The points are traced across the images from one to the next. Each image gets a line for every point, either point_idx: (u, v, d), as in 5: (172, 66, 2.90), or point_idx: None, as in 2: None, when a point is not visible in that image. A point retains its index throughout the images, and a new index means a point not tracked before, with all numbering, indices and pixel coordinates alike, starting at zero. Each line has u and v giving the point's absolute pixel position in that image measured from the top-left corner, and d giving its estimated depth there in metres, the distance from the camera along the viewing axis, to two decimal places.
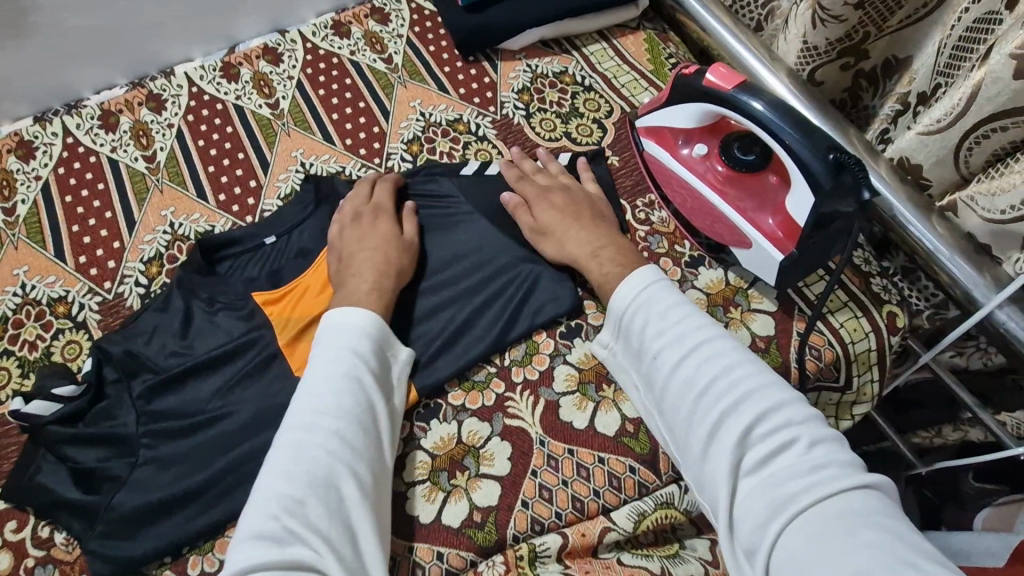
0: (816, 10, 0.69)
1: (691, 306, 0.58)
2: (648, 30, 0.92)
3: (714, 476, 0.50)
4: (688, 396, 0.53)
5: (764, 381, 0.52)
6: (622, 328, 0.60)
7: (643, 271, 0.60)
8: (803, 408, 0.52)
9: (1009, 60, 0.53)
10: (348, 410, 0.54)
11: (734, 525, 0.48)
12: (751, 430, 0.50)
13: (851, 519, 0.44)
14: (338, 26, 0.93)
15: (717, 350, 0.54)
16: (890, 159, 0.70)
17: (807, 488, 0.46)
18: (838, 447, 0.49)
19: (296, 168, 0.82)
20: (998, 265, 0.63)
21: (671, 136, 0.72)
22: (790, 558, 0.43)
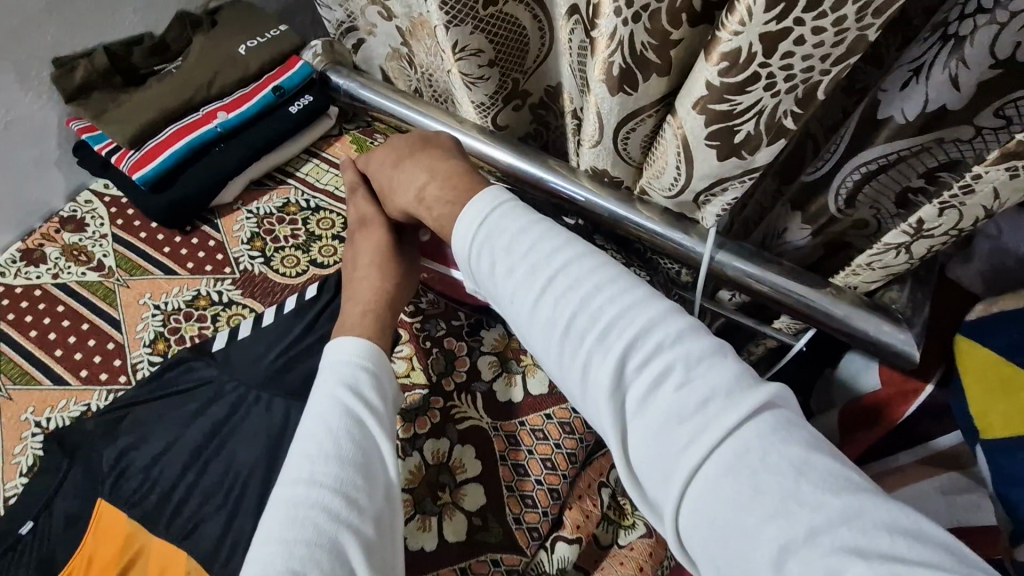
0: (463, 79, 0.75)
1: (540, 228, 0.54)
2: (352, 130, 0.94)
3: (598, 410, 0.49)
4: (554, 336, 0.51)
5: (631, 299, 0.50)
6: (474, 270, 0.56)
7: (479, 204, 0.56)
8: (679, 319, 0.49)
9: (602, 84, 0.58)
10: (347, 467, 0.54)
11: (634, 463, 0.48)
12: (627, 362, 0.48)
13: (747, 450, 0.44)
14: (28, 254, 0.84)
15: (575, 276, 0.51)
16: (586, 171, 0.78)
17: (694, 411, 0.45)
18: (721, 356, 0.48)
19: (32, 431, 0.72)
20: (696, 223, 0.72)
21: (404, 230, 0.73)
22: (688, 497, 0.44)
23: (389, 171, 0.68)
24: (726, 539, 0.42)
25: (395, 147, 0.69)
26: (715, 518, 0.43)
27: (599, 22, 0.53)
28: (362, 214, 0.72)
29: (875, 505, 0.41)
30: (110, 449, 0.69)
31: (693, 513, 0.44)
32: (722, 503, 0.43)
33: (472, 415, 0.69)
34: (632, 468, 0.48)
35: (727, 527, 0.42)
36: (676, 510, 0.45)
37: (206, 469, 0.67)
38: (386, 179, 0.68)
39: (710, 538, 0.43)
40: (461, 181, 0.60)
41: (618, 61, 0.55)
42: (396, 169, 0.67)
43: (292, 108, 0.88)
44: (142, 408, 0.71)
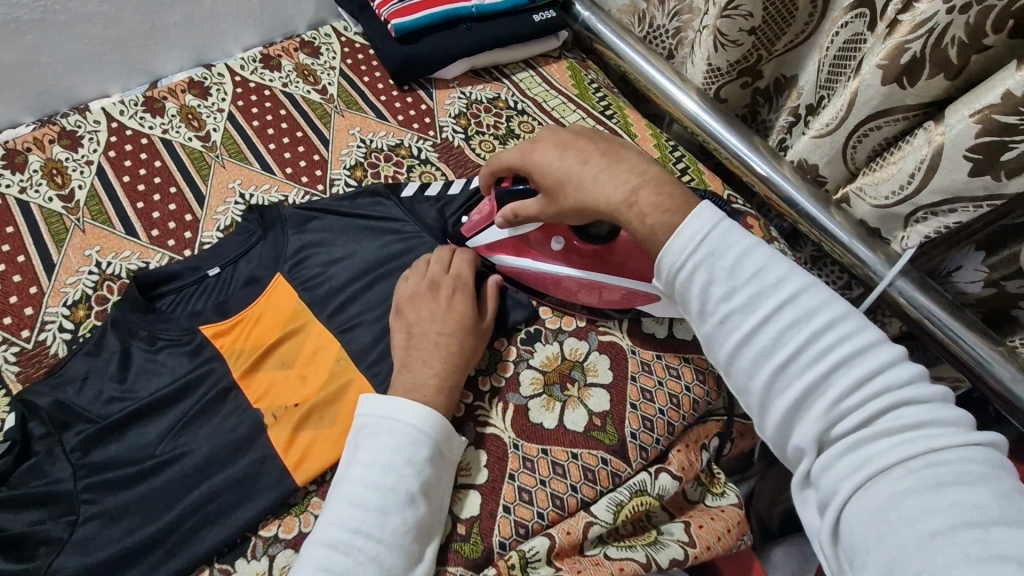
0: (716, 36, 0.78)
1: (765, 254, 0.52)
2: (570, 59, 1.00)
3: (795, 438, 0.49)
4: (761, 363, 0.50)
5: (860, 338, 0.48)
6: (679, 289, 0.54)
7: (704, 215, 0.53)
8: (900, 364, 0.47)
9: (876, 70, 0.61)
10: (389, 535, 0.53)
11: (817, 474, 0.47)
12: (861, 403, 0.46)
13: (931, 482, 0.42)
14: (267, 60, 0.93)
15: (808, 307, 0.49)
16: (791, 162, 0.79)
17: (908, 447, 0.43)
18: (943, 406, 0.46)
19: (235, 200, 0.79)
20: (887, 245, 0.73)
21: (522, 243, 0.71)
22: (861, 510, 0.43)
23: (572, 167, 0.62)
24: (899, 545, 0.40)
25: (575, 144, 0.63)
26: (889, 535, 0.41)
27: (916, 5, 0.57)
28: (454, 272, 0.68)
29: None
30: (297, 238, 0.74)
31: (863, 520, 0.43)
32: (899, 521, 0.41)
33: (615, 333, 0.72)
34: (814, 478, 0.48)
35: (901, 546, 0.40)
36: (842, 525, 0.44)
37: (374, 284, 0.71)
38: (568, 175, 0.61)
39: (874, 552, 0.41)
40: (676, 193, 0.57)
41: (914, 48, 0.58)
42: (586, 169, 0.61)
43: (535, 16, 0.94)
44: (331, 216, 0.77)
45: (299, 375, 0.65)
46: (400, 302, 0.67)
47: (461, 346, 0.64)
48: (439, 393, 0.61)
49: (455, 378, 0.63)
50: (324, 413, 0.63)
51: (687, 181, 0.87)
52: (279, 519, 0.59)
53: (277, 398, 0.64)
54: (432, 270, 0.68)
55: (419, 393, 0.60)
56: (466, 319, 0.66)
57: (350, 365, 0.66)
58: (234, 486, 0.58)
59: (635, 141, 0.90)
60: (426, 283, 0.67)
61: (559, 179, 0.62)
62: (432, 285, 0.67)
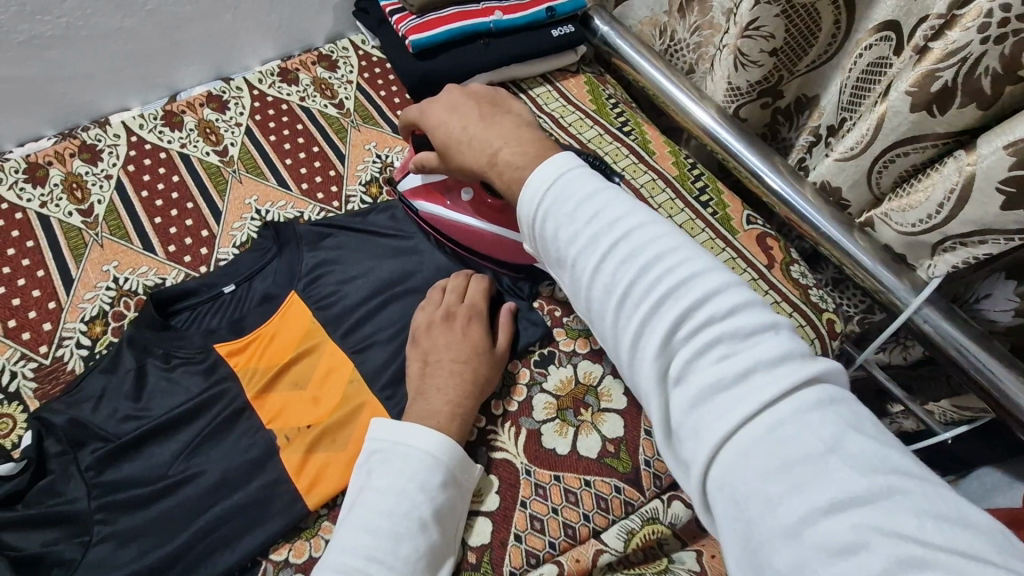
0: (736, 56, 0.77)
1: (611, 195, 0.48)
2: (587, 73, 0.99)
3: (641, 383, 0.42)
4: (609, 300, 0.45)
5: (686, 269, 0.42)
6: (541, 240, 0.50)
7: (555, 164, 0.50)
8: (726, 290, 0.41)
9: (905, 97, 0.60)
10: (403, 562, 0.51)
11: (675, 433, 0.40)
12: (706, 337, 0.39)
13: (772, 433, 0.35)
14: (285, 74, 0.93)
15: (639, 242, 0.44)
16: (813, 183, 0.77)
17: (735, 408, 0.36)
18: (768, 334, 0.39)
19: (251, 215, 0.80)
20: (912, 272, 0.71)
21: (436, 190, 0.71)
22: (721, 471, 0.36)
23: (457, 125, 0.60)
24: (757, 503, 0.34)
25: (463, 106, 0.61)
26: (754, 497, 0.34)
27: (948, 32, 0.56)
28: (468, 302, 0.68)
29: (927, 490, 0.32)
30: (312, 255, 0.74)
31: (727, 489, 0.35)
32: (766, 477, 0.34)
33: None
34: (671, 438, 0.40)
35: (775, 503, 0.33)
36: (706, 494, 0.37)
37: (387, 304, 0.71)
38: (452, 137, 0.60)
39: (739, 522, 0.35)
40: (536, 149, 0.54)
41: (946, 77, 0.57)
42: (465, 132, 0.59)
43: (553, 32, 0.94)
44: (346, 233, 0.76)
45: (312, 397, 0.65)
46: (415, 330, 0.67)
47: (480, 374, 0.64)
48: (452, 419, 0.60)
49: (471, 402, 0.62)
50: (336, 436, 0.63)
51: (705, 201, 0.85)
52: (290, 544, 0.58)
53: (291, 419, 0.63)
54: (448, 300, 0.68)
55: (434, 418, 0.60)
56: (483, 348, 0.66)
57: (363, 387, 0.66)
58: (245, 508, 0.58)
59: (652, 159, 0.89)
60: (444, 312, 0.67)
61: (443, 137, 0.61)
62: (449, 315, 0.67)
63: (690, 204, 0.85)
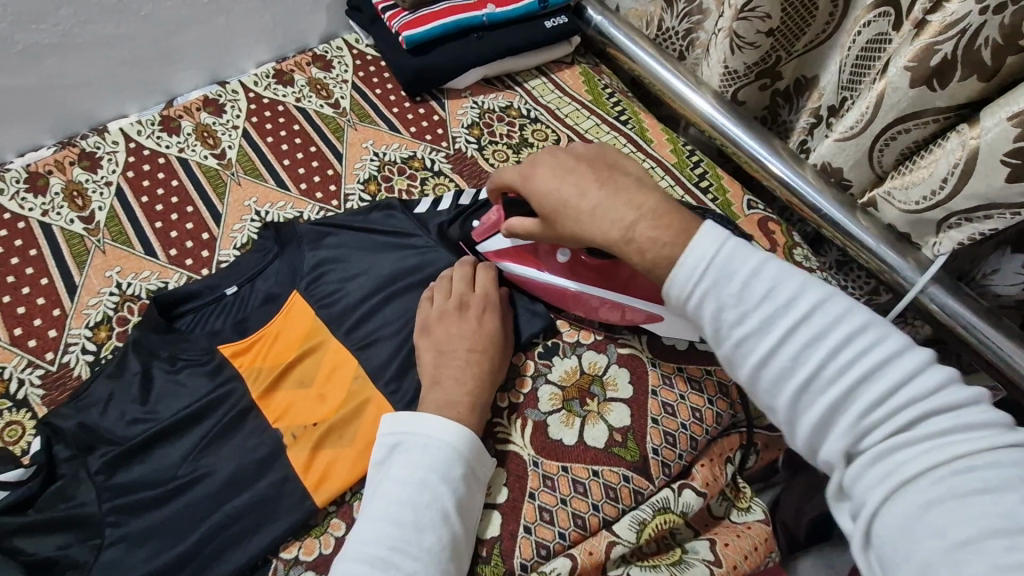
0: (732, 39, 0.77)
1: (775, 270, 0.50)
2: (582, 64, 0.99)
3: (824, 450, 0.47)
4: (780, 381, 0.48)
5: (881, 348, 0.46)
6: (691, 313, 0.53)
7: (712, 235, 0.51)
8: (922, 360, 0.45)
9: (904, 73, 0.60)
10: (426, 552, 0.52)
11: (846, 485, 0.46)
12: (909, 412, 0.44)
13: (954, 492, 0.40)
14: (280, 75, 0.93)
15: (825, 320, 0.47)
16: (814, 165, 0.76)
17: (927, 458, 0.42)
18: (952, 399, 0.44)
19: (251, 217, 0.80)
20: (917, 251, 0.70)
21: (527, 253, 0.71)
22: (889, 524, 0.41)
23: (569, 198, 0.59)
24: (924, 562, 0.39)
25: (574, 170, 0.61)
26: (919, 542, 0.39)
27: (946, 5, 0.55)
28: (480, 290, 0.68)
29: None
30: (313, 254, 0.74)
31: (891, 534, 0.41)
32: (925, 529, 0.39)
33: (635, 346, 0.71)
34: (843, 490, 0.46)
35: (926, 554, 0.39)
36: (871, 536, 0.43)
37: (389, 300, 0.71)
38: (565, 204, 0.59)
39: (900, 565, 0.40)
40: (675, 224, 0.54)
41: (945, 50, 0.56)
42: (583, 200, 0.58)
43: (547, 23, 0.93)
44: (346, 231, 0.76)
45: (317, 394, 0.65)
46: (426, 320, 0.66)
47: (494, 364, 0.64)
48: (470, 412, 0.60)
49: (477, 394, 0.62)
50: (342, 433, 0.63)
51: (706, 187, 0.85)
52: (300, 542, 0.59)
53: (295, 417, 0.64)
54: (457, 289, 0.68)
55: (438, 408, 0.60)
56: (495, 338, 0.66)
57: (368, 383, 0.66)
58: (255, 507, 0.58)
59: (651, 147, 0.88)
60: (453, 303, 0.66)
61: (551, 210, 0.60)
62: (459, 305, 0.66)
63: (691, 191, 0.84)
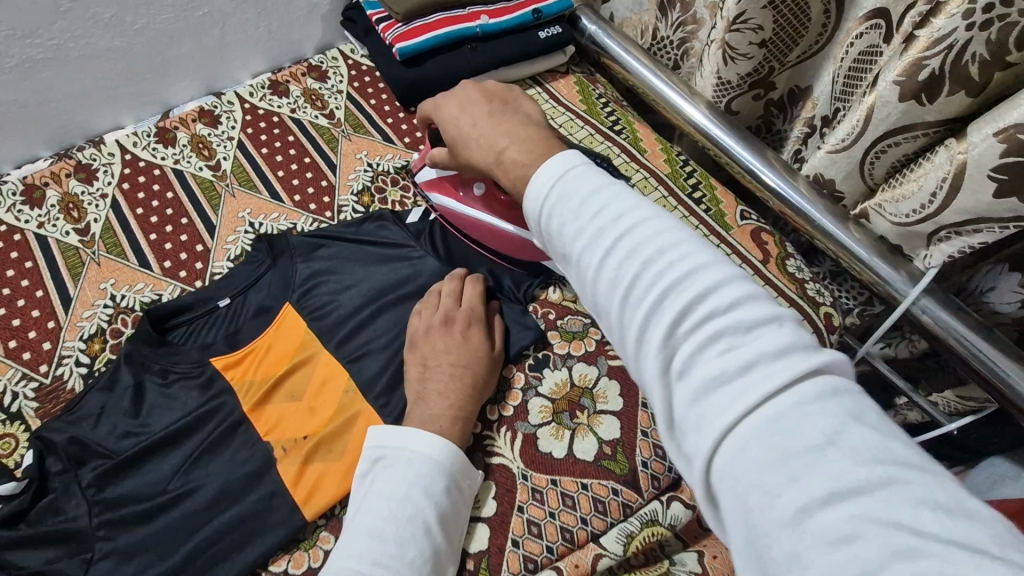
0: (724, 50, 0.77)
1: (620, 190, 0.44)
2: (577, 73, 0.99)
3: (646, 376, 0.39)
4: (614, 295, 0.41)
5: (703, 263, 0.39)
6: (546, 236, 0.47)
7: (561, 160, 0.47)
8: (732, 283, 0.38)
9: (893, 87, 0.60)
10: (409, 567, 0.51)
11: (676, 426, 0.37)
12: (708, 331, 0.37)
13: (779, 427, 0.33)
14: (275, 86, 0.94)
15: (646, 236, 0.41)
16: (806, 176, 0.76)
17: (740, 398, 0.34)
18: (772, 327, 0.36)
19: (245, 229, 0.80)
20: (909, 262, 0.70)
21: (452, 185, 0.73)
22: (723, 470, 0.34)
23: (465, 127, 0.59)
24: (758, 505, 0.32)
25: (473, 100, 0.61)
26: (758, 486, 0.32)
27: (933, 20, 0.55)
28: (466, 306, 0.68)
29: (926, 479, 0.30)
30: (305, 266, 0.74)
31: (728, 479, 0.33)
32: (750, 473, 0.32)
33: (625, 357, 0.71)
34: (673, 434, 0.38)
35: (755, 496, 0.32)
36: (711, 488, 0.35)
37: (380, 313, 0.71)
38: (459, 132, 0.60)
39: (745, 518, 0.33)
40: (546, 147, 0.52)
41: (933, 66, 0.56)
42: (472, 127, 0.58)
43: (541, 33, 0.93)
44: (339, 243, 0.76)
45: (308, 407, 0.66)
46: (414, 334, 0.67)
47: (480, 379, 0.64)
48: (453, 424, 0.61)
49: (467, 408, 0.62)
50: (333, 446, 0.63)
51: (698, 198, 0.85)
52: (289, 555, 0.59)
53: (287, 431, 0.64)
54: (446, 305, 0.68)
55: (432, 423, 0.60)
56: (483, 353, 0.66)
57: (358, 396, 0.66)
58: (245, 521, 0.59)
59: (644, 157, 0.88)
60: (441, 318, 0.67)
61: (452, 137, 0.61)
62: (446, 320, 0.66)
63: (684, 201, 0.84)
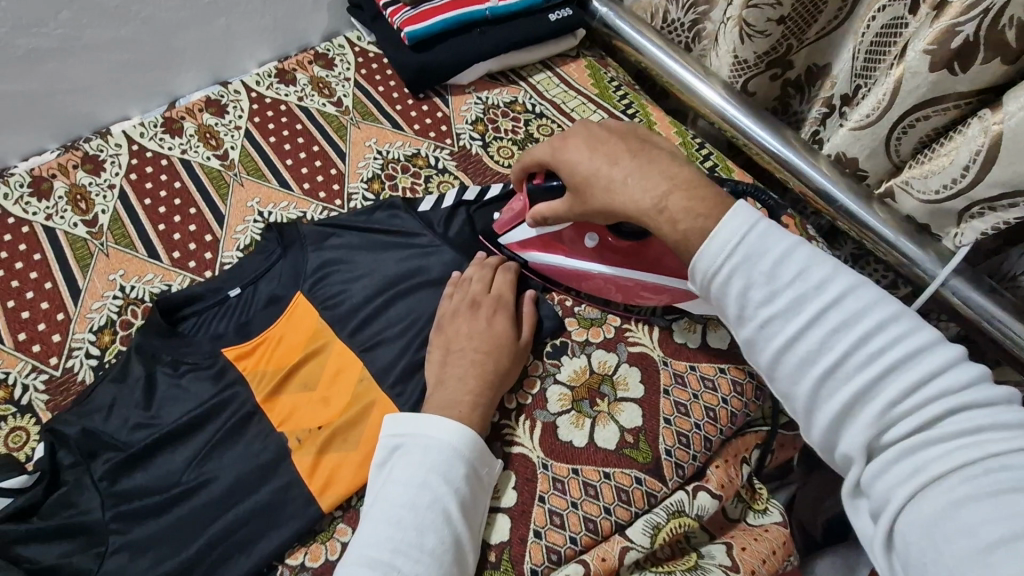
0: (742, 28, 0.75)
1: (807, 253, 0.46)
2: (588, 57, 0.97)
3: (841, 445, 0.44)
4: (806, 372, 0.45)
5: (918, 338, 0.43)
6: (715, 295, 0.49)
7: (741, 218, 0.48)
8: (942, 356, 0.42)
9: (923, 56, 0.57)
10: (428, 555, 0.50)
11: (866, 483, 0.43)
12: (930, 409, 0.41)
13: (977, 488, 0.37)
14: (282, 75, 0.92)
15: (856, 309, 0.44)
16: (828, 156, 0.74)
17: (959, 455, 0.39)
18: (996, 404, 0.41)
19: (254, 218, 0.79)
20: (938, 242, 0.68)
21: (554, 242, 0.68)
22: (912, 523, 0.39)
23: (601, 167, 0.56)
24: (953, 557, 0.36)
25: (606, 142, 0.57)
26: (951, 543, 0.36)
27: None
28: (495, 292, 0.67)
29: None
30: (317, 255, 0.73)
31: (916, 532, 0.39)
32: (951, 525, 0.37)
33: (645, 343, 0.69)
34: (863, 492, 0.44)
35: (948, 544, 0.37)
36: (893, 538, 0.40)
37: (394, 301, 0.70)
38: (595, 172, 0.56)
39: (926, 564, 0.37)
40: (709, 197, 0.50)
41: (967, 32, 0.54)
42: (615, 169, 0.55)
43: (550, 16, 0.92)
44: (351, 231, 0.75)
45: (322, 397, 0.64)
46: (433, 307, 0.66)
47: (500, 363, 0.63)
48: (472, 410, 0.59)
49: (486, 394, 0.61)
50: (348, 436, 0.62)
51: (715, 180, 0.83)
52: (306, 548, 0.58)
53: (300, 421, 0.63)
54: (476, 289, 0.67)
55: (451, 409, 0.58)
56: (505, 339, 0.64)
57: (373, 385, 0.64)
58: (260, 512, 0.57)
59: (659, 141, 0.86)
60: (467, 300, 0.66)
61: (581, 179, 0.57)
62: (473, 303, 0.66)
63: None
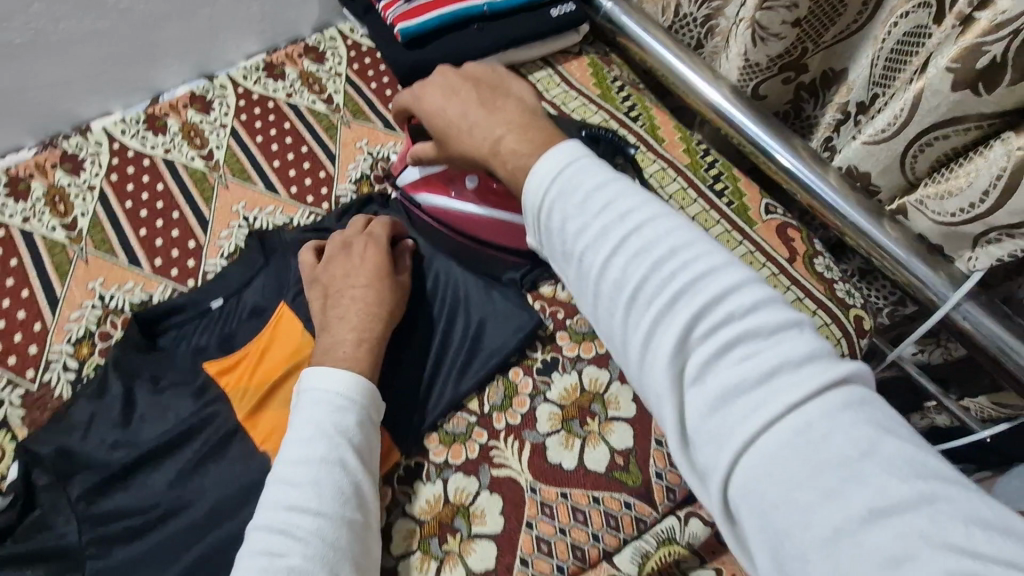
0: (755, 29, 0.71)
1: (621, 186, 0.42)
2: (591, 54, 0.92)
3: (651, 389, 0.37)
4: (617, 302, 0.39)
5: (710, 266, 0.37)
6: (545, 229, 0.44)
7: (558, 152, 0.44)
8: (753, 285, 0.37)
9: (945, 74, 0.54)
10: (327, 504, 0.48)
11: (690, 440, 0.35)
12: (727, 339, 0.35)
13: (824, 432, 0.31)
14: (270, 68, 0.88)
15: (654, 237, 0.39)
16: (838, 168, 0.71)
17: (786, 391, 0.32)
18: (794, 334, 0.35)
19: (239, 223, 0.76)
20: (950, 264, 0.65)
21: (440, 182, 0.68)
22: (748, 485, 0.32)
23: (455, 118, 0.53)
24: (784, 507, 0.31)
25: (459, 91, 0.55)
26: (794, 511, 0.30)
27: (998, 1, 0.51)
28: (367, 231, 0.67)
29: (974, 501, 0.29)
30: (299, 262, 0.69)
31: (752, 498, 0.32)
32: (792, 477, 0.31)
33: None
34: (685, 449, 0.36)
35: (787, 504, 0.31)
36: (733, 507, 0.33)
37: None
38: (449, 121, 0.54)
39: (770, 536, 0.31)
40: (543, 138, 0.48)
41: (995, 51, 0.51)
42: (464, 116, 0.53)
43: (553, 11, 0.87)
44: None
45: None
46: (353, 308, 0.60)
47: (384, 293, 0.62)
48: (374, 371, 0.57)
49: None
50: None
51: (720, 190, 0.79)
52: None
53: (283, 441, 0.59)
54: (347, 231, 0.67)
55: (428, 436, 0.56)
56: (381, 263, 0.63)
57: None
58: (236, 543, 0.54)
59: (662, 147, 0.83)
60: (340, 243, 0.66)
61: (441, 133, 0.55)
62: (346, 244, 0.66)
63: (705, 194, 0.79)
